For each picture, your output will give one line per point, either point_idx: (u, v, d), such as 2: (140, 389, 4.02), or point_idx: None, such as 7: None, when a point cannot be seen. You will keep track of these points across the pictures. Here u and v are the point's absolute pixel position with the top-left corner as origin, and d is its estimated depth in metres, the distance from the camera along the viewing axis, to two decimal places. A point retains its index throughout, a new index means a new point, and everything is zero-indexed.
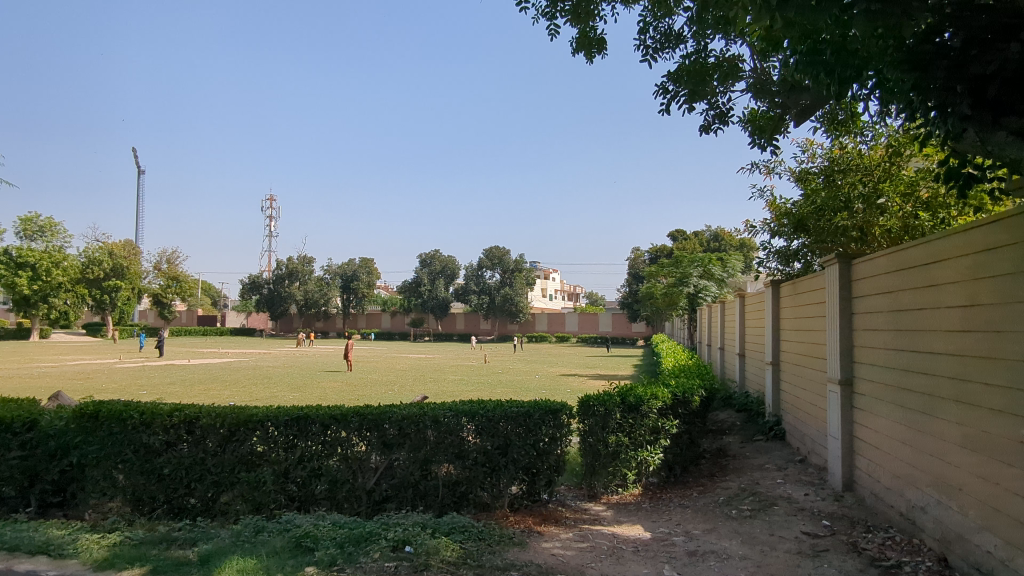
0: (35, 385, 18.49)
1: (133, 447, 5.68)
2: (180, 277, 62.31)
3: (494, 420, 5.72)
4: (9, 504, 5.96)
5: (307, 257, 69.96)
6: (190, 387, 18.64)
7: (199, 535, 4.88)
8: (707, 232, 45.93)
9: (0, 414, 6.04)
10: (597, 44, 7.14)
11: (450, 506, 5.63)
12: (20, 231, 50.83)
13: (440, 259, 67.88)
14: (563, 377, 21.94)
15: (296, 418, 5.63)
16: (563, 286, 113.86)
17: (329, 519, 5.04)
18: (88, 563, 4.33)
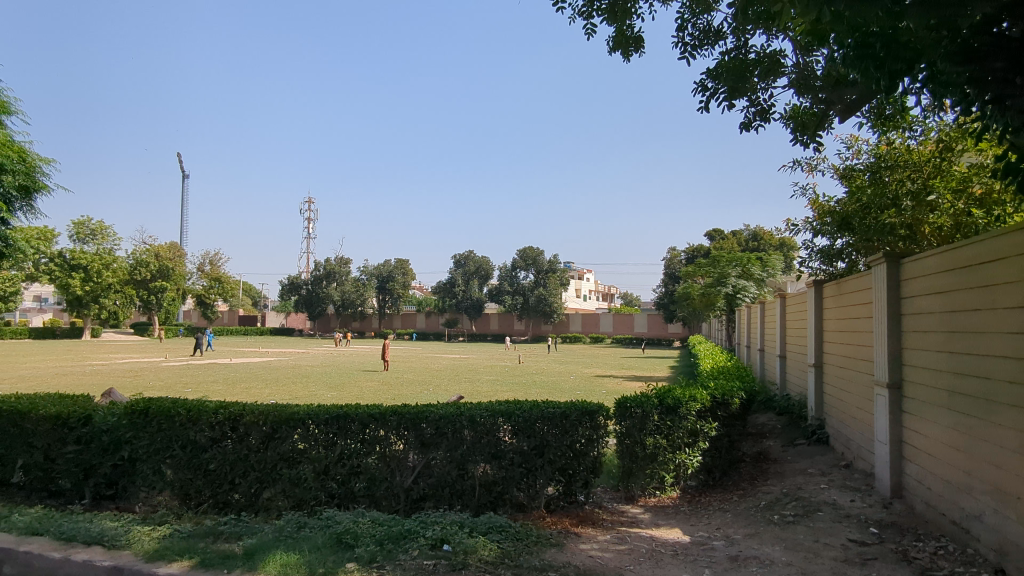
0: (87, 382, 19.25)
1: (181, 443, 5.87)
2: (222, 278, 64.13)
3: (531, 421, 5.72)
4: (66, 496, 6.22)
5: (343, 258, 71.47)
6: (233, 385, 19.14)
7: (243, 530, 5.01)
8: (745, 232, 45.02)
9: (57, 409, 6.31)
10: (634, 43, 7.06)
11: (486, 506, 5.65)
12: (73, 234, 53.05)
13: (474, 260, 68.10)
14: (598, 378, 21.82)
15: (336, 416, 5.73)
16: (597, 287, 113.14)
17: (368, 516, 5.11)
18: (140, 554, 4.49)
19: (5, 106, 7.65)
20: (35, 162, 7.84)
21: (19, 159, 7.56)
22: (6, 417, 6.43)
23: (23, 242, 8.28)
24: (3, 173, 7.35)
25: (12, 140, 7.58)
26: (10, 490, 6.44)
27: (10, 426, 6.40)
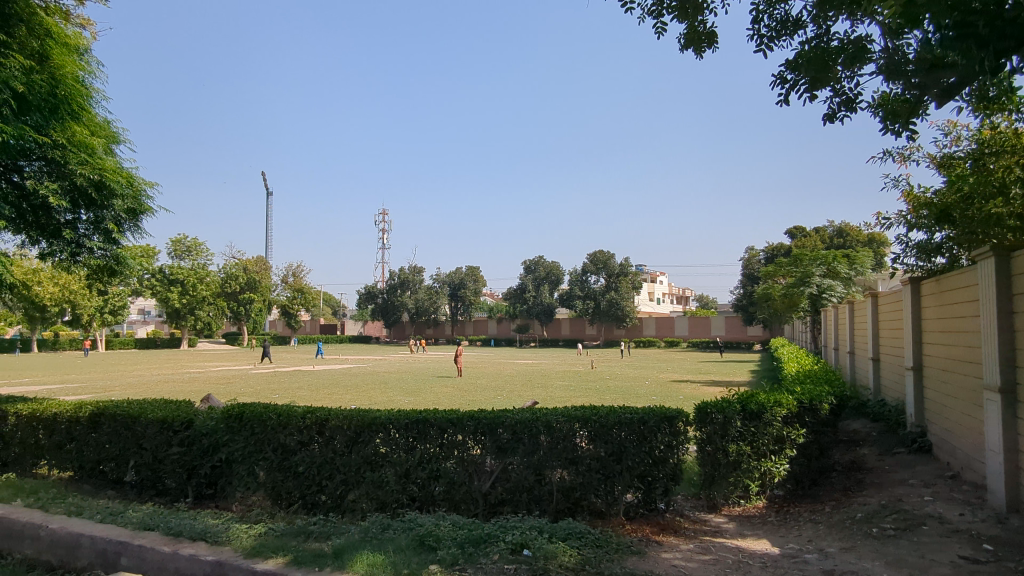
0: (186, 388, 20.67)
1: (273, 446, 6.19)
2: (305, 289, 67.29)
3: (608, 426, 5.66)
4: (172, 494, 6.69)
5: (417, 267, 73.43)
6: (316, 391, 20.00)
7: (331, 530, 5.22)
8: (830, 228, 42.73)
9: (164, 414, 6.82)
10: (707, 39, 6.87)
11: (565, 512, 5.63)
12: (171, 251, 57.22)
13: (544, 265, 68.09)
14: (674, 383, 21.26)
15: (416, 420, 5.89)
16: (671, 290, 110.68)
17: (449, 519, 5.21)
18: (239, 550, 4.75)
19: (115, 136, 8.36)
20: (141, 186, 8.49)
21: (127, 184, 8.20)
22: (120, 420, 7.00)
23: (132, 261, 9.01)
24: (115, 197, 8.02)
25: (121, 167, 8.26)
26: (124, 488, 6.99)
27: (124, 429, 6.97)
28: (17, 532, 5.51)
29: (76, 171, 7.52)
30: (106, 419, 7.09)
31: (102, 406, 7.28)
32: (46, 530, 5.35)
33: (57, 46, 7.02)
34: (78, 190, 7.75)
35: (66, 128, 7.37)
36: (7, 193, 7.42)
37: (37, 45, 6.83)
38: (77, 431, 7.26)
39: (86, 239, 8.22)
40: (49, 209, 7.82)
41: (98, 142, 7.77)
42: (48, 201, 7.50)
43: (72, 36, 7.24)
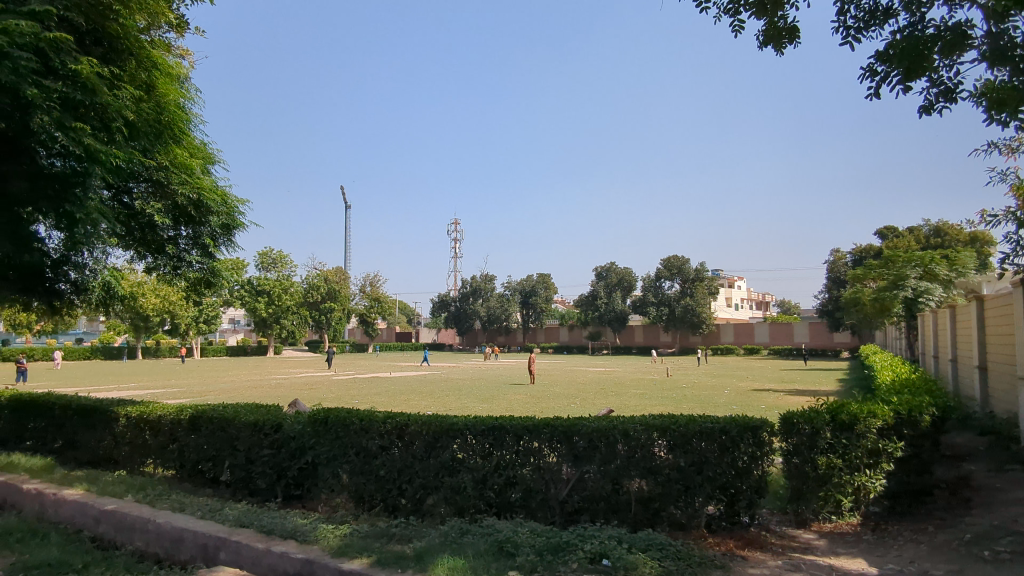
0: (274, 394, 21.82)
1: (356, 450, 6.43)
2: (381, 298, 69.56)
3: (687, 436, 5.52)
4: (263, 495, 7.05)
5: (488, 275, 74.46)
6: (394, 397, 20.63)
7: (413, 533, 5.35)
8: (926, 227, 39.95)
9: (256, 417, 7.22)
10: (788, 34, 6.60)
11: (644, 523, 5.51)
12: (259, 263, 60.61)
13: (616, 272, 67.26)
14: (756, 392, 20.45)
15: (492, 427, 5.96)
16: (749, 295, 106.71)
17: (527, 526, 5.23)
18: (327, 549, 4.95)
19: (211, 157, 8.96)
20: (235, 204, 9.03)
21: (222, 201, 8.76)
22: (216, 423, 7.48)
23: (225, 272, 9.64)
24: (211, 214, 8.60)
25: (217, 186, 8.84)
26: (220, 486, 7.45)
27: (219, 431, 7.43)
28: (128, 526, 5.96)
29: (178, 191, 8.10)
30: (204, 421, 7.59)
31: (201, 409, 7.81)
32: (154, 524, 5.77)
33: (162, 76, 7.39)
34: (179, 207, 8.37)
35: (169, 152, 7.90)
36: (118, 212, 8.13)
37: (145, 78, 7.20)
38: (179, 432, 7.81)
39: (186, 253, 8.88)
40: (155, 226, 8.51)
41: (195, 162, 8.33)
42: (154, 219, 8.24)
43: (174, 66, 7.65)
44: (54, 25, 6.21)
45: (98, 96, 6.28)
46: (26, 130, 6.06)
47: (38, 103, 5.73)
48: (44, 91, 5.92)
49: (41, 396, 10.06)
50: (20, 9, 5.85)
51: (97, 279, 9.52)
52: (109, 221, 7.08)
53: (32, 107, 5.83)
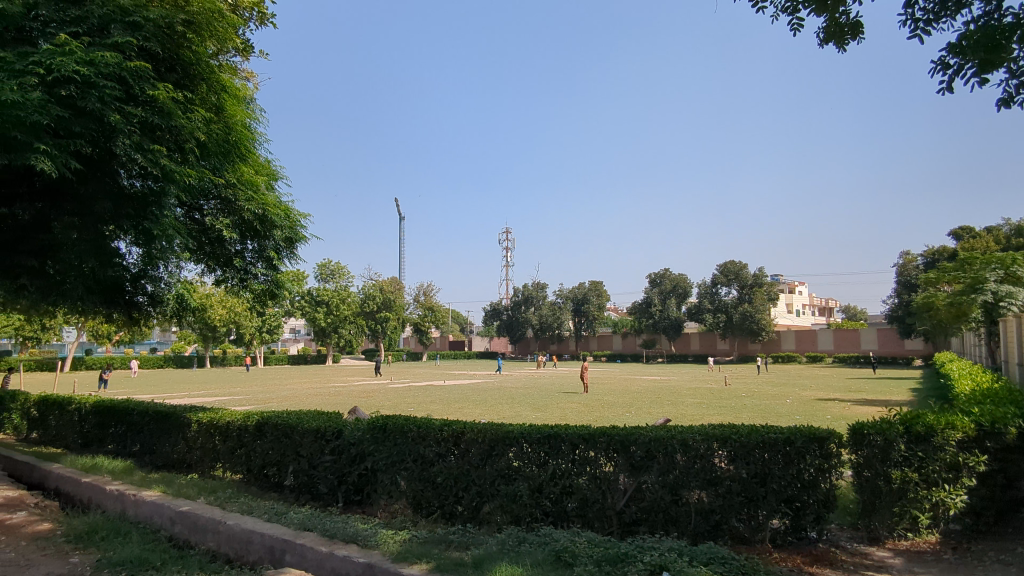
0: (334, 401, 22.48)
1: (413, 457, 6.54)
2: (435, 307, 70.65)
3: (749, 447, 5.37)
4: (325, 499, 7.25)
5: (540, 283, 74.58)
6: (448, 404, 20.90)
7: (470, 540, 5.39)
8: (1006, 227, 37.54)
9: (319, 424, 7.46)
10: (851, 30, 6.36)
11: (705, 536, 5.36)
12: (318, 274, 62.61)
13: (670, 278, 66.06)
14: (820, 402, 19.65)
15: (548, 435, 5.96)
16: (811, 301, 102.86)
17: (584, 536, 5.19)
18: (388, 554, 5.05)
19: (275, 173, 9.34)
20: (297, 218, 9.40)
21: (285, 216, 9.13)
22: (281, 429, 7.75)
23: (288, 284, 10.04)
24: (275, 228, 8.97)
25: (280, 201, 9.21)
26: (284, 491, 7.71)
27: (284, 437, 7.71)
28: (200, 527, 6.25)
29: (244, 207, 8.49)
30: (269, 427, 7.89)
31: (266, 416, 8.11)
32: (224, 526, 6.02)
33: (230, 98, 7.75)
34: (246, 222, 8.78)
35: (237, 170, 8.29)
36: (190, 228, 8.57)
37: (215, 100, 7.56)
38: (246, 438, 8.14)
39: (252, 266, 9.29)
40: (223, 241, 8.93)
41: (260, 179, 8.71)
42: (222, 233, 8.66)
43: (240, 89, 8.03)
44: (134, 55, 6.60)
45: (173, 119, 6.65)
46: (109, 154, 6.49)
47: (121, 128, 6.12)
48: (125, 116, 6.31)
49: (121, 402, 10.68)
50: (104, 41, 6.25)
51: (171, 292, 10.07)
52: (183, 237, 7.49)
53: (116, 133, 6.23)
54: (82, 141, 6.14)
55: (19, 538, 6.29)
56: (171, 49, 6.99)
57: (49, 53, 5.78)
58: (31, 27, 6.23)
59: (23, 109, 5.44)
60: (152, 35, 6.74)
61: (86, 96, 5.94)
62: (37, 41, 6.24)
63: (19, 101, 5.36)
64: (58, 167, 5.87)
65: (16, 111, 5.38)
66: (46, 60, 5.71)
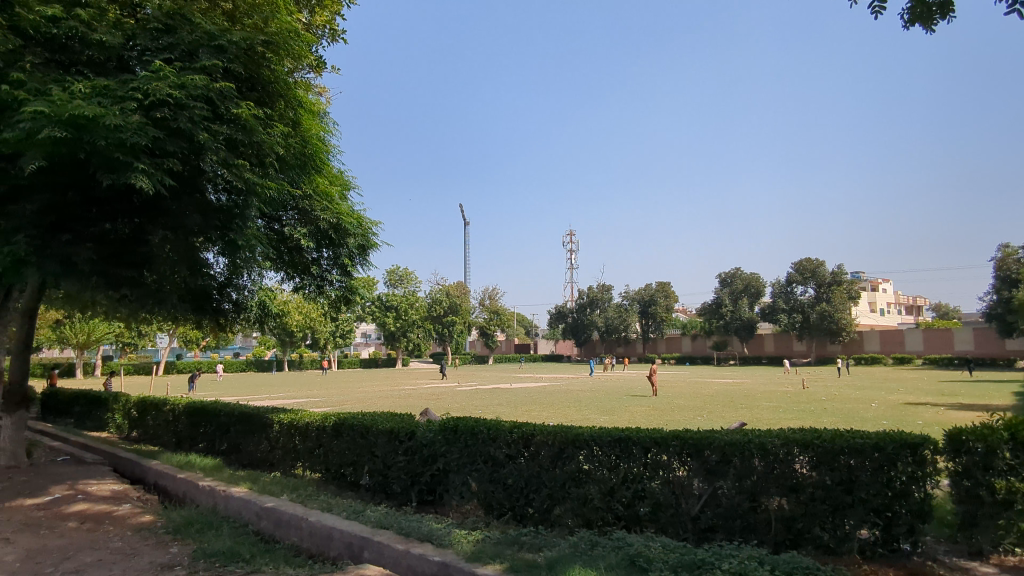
0: (406, 403, 23.14)
1: (484, 458, 6.63)
2: (500, 311, 71.33)
3: (833, 452, 5.12)
4: (399, 499, 7.44)
5: (606, 285, 73.83)
6: (516, 407, 21.05)
7: (542, 542, 5.40)
8: None
9: (392, 425, 7.67)
10: (939, 10, 5.96)
11: (786, 545, 5.12)
12: (388, 280, 64.50)
13: (742, 278, 63.98)
14: (910, 406, 18.41)
15: (618, 438, 5.90)
16: (897, 300, 96.83)
17: (659, 540, 5.09)
18: (461, 554, 5.12)
19: (348, 183, 9.73)
20: (369, 226, 9.79)
21: (358, 224, 9.53)
22: (357, 430, 8.02)
23: (361, 289, 10.43)
24: (349, 236, 9.37)
25: (353, 210, 9.61)
26: (360, 489, 7.97)
27: (359, 437, 7.98)
28: (284, 522, 6.55)
29: (321, 216, 8.89)
30: (346, 428, 8.18)
31: (342, 417, 8.41)
32: (306, 522, 6.29)
33: (305, 112, 8.10)
34: (322, 232, 9.20)
35: (313, 182, 8.70)
36: (271, 238, 9.00)
37: (292, 115, 7.90)
38: (324, 438, 8.48)
39: (327, 273, 9.73)
40: (301, 249, 9.32)
41: (334, 190, 9.10)
42: (300, 242, 9.08)
43: (315, 103, 8.40)
44: (220, 76, 6.99)
45: (255, 135, 7.01)
46: (198, 171, 6.92)
47: (209, 146, 6.51)
48: (212, 134, 6.70)
49: (210, 403, 11.35)
50: (193, 65, 6.67)
51: (253, 299, 10.67)
52: (264, 247, 7.92)
53: (204, 150, 6.64)
54: (174, 159, 6.57)
55: (125, 528, 6.80)
56: (252, 69, 7.34)
57: (145, 79, 6.24)
58: (130, 56, 6.83)
59: (124, 132, 5.89)
60: (235, 57, 7.10)
61: (177, 117, 6.37)
62: (135, 69, 6.80)
63: (120, 124, 5.81)
64: (154, 184, 6.31)
65: (117, 134, 5.83)
66: (143, 86, 6.17)
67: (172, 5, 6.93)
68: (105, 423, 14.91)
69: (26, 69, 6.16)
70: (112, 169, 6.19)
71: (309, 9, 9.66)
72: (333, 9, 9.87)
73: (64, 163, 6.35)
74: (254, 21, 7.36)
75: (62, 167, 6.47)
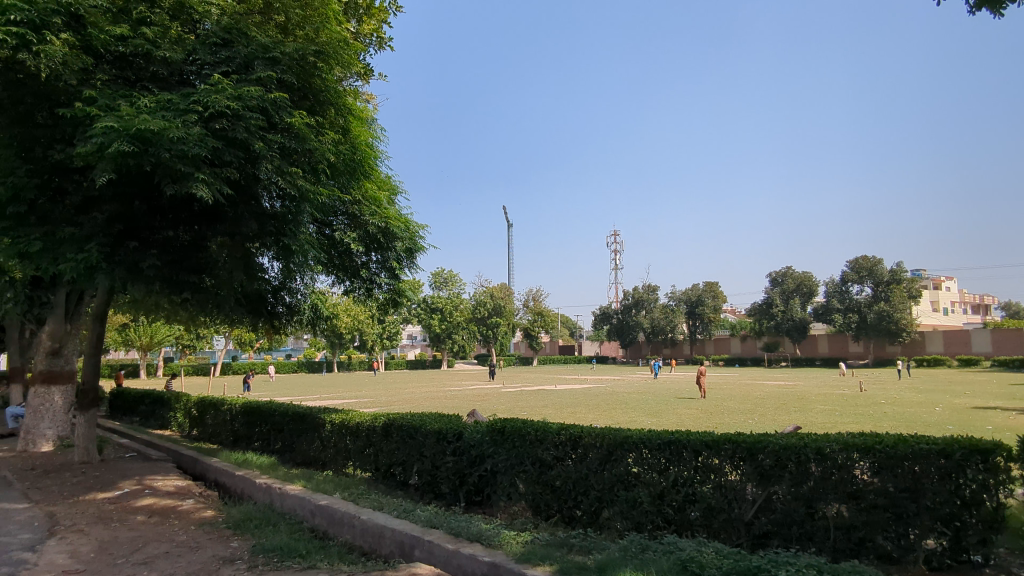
0: (452, 404, 23.39)
1: (532, 460, 6.64)
2: (544, 312, 71.21)
3: (895, 458, 4.91)
4: (448, 499, 7.52)
5: (651, 285, 72.92)
6: (562, 409, 21.00)
7: (592, 545, 5.37)
8: None
9: (441, 425, 7.76)
10: None
11: (846, 553, 4.94)
12: (433, 282, 65.24)
13: (793, 277, 62.16)
14: (978, 411, 17.49)
15: (668, 441, 5.82)
16: (962, 299, 92.19)
17: (712, 546, 5.00)
18: (511, 555, 5.15)
19: (396, 188, 9.91)
20: (416, 229, 9.97)
21: (405, 228, 9.73)
22: (406, 430, 8.16)
23: (409, 291, 10.61)
24: (396, 239, 9.59)
25: (401, 214, 9.80)
26: (410, 489, 8.09)
27: (408, 438, 8.10)
28: (337, 520, 6.71)
29: (370, 221, 9.11)
30: (395, 428, 8.33)
31: (392, 417, 8.56)
32: (359, 520, 6.43)
33: (354, 119, 8.27)
34: (370, 236, 9.42)
35: (362, 187, 8.90)
36: (322, 243, 9.22)
37: (343, 122, 8.08)
38: (374, 438, 8.65)
39: (376, 276, 9.94)
40: (351, 253, 9.53)
41: (382, 195, 9.30)
42: (350, 246, 9.31)
43: (363, 110, 8.60)
44: (274, 87, 7.25)
45: (308, 143, 7.21)
46: (255, 179, 7.18)
47: (264, 154, 6.75)
48: (267, 143, 6.95)
49: (264, 403, 11.73)
50: (249, 77, 6.93)
51: (306, 302, 10.99)
52: (317, 252, 8.17)
53: (259, 159, 6.88)
54: (232, 168, 6.84)
55: (189, 522, 7.11)
56: (304, 79, 7.56)
57: (205, 92, 6.52)
58: (190, 70, 7.14)
59: (185, 143, 6.16)
60: (288, 67, 7.34)
61: (234, 127, 6.62)
62: (195, 83, 7.10)
63: (182, 136, 6.09)
64: (214, 193, 6.57)
65: (180, 146, 6.11)
66: (203, 99, 6.45)
67: (229, 20, 7.20)
68: (168, 421, 15.62)
69: (97, 87, 6.53)
70: (174, 179, 6.48)
71: (356, 18, 9.89)
72: (379, 18, 10.09)
73: (132, 175, 6.71)
74: (306, 32, 7.58)
75: (129, 179, 6.82)
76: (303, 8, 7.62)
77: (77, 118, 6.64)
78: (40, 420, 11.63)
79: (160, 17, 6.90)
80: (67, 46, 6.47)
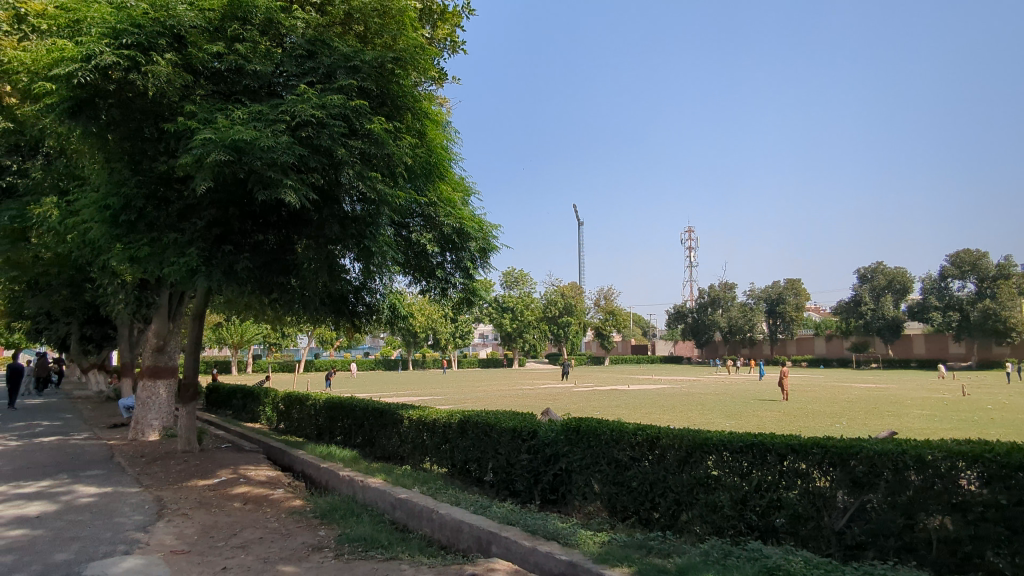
0: (524, 402, 23.53)
1: (608, 460, 6.58)
2: (616, 311, 70.26)
3: (1008, 468, 4.47)
4: (523, 497, 7.56)
5: (728, 283, 70.43)
6: (635, 409, 20.70)
7: (672, 548, 5.26)
8: None
9: (516, 423, 7.82)
10: None
11: (950, 569, 4.55)
12: (503, 281, 65.59)
13: (884, 273, 58.46)
14: None
15: (751, 444, 5.63)
16: None
17: (800, 554, 4.79)
18: (588, 555, 5.12)
19: (469, 189, 10.10)
20: (490, 229, 10.11)
21: (479, 228, 9.89)
22: (481, 428, 8.28)
23: (482, 290, 10.77)
24: (470, 239, 9.77)
25: (475, 214, 9.98)
26: (485, 485, 8.19)
27: (483, 435, 8.22)
28: (416, 514, 6.89)
29: (445, 222, 9.33)
30: (470, 426, 8.47)
31: (467, 415, 8.72)
32: (436, 514, 6.58)
33: (430, 123, 8.47)
34: (445, 236, 9.64)
35: (437, 189, 9.12)
36: (399, 244, 9.50)
37: (419, 126, 8.28)
38: (451, 434, 8.83)
39: (451, 275, 10.13)
40: (427, 254, 9.75)
41: (456, 197, 9.51)
42: (426, 247, 9.56)
43: (438, 113, 8.80)
44: (355, 94, 7.53)
45: (386, 147, 7.45)
46: (337, 183, 7.48)
47: (346, 159, 7.02)
48: (349, 149, 7.23)
49: (346, 399, 12.22)
50: (332, 86, 7.24)
51: (384, 301, 11.38)
52: (394, 253, 8.41)
53: (341, 164, 7.15)
54: (316, 173, 7.16)
55: (280, 510, 7.51)
56: (383, 85, 7.81)
57: (292, 103, 6.88)
58: (278, 82, 7.52)
59: (274, 151, 6.50)
60: (368, 75, 7.62)
61: (319, 134, 6.92)
62: (283, 94, 7.49)
63: (272, 145, 6.43)
64: (300, 198, 6.89)
65: (270, 154, 6.47)
66: (291, 109, 6.80)
67: (314, 32, 7.56)
68: (258, 414, 16.55)
69: (197, 102, 7.00)
70: (264, 185, 6.85)
71: (431, 24, 10.12)
72: (453, 22, 10.30)
73: (227, 183, 7.16)
74: (384, 40, 7.83)
75: (225, 187, 7.28)
76: (381, 17, 7.87)
77: (179, 132, 7.18)
78: (147, 411, 12.63)
79: (251, 34, 7.30)
80: (169, 65, 6.97)
